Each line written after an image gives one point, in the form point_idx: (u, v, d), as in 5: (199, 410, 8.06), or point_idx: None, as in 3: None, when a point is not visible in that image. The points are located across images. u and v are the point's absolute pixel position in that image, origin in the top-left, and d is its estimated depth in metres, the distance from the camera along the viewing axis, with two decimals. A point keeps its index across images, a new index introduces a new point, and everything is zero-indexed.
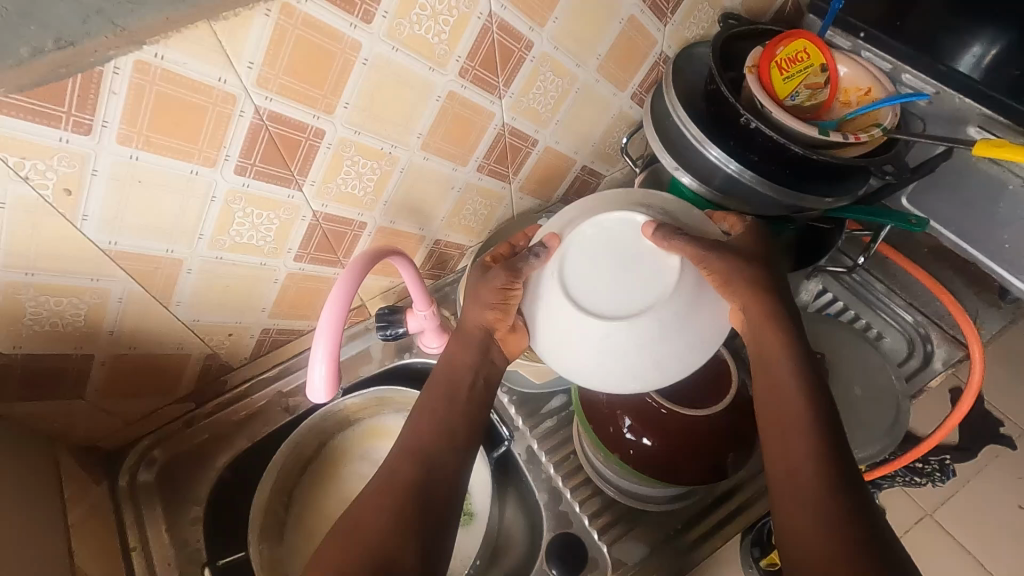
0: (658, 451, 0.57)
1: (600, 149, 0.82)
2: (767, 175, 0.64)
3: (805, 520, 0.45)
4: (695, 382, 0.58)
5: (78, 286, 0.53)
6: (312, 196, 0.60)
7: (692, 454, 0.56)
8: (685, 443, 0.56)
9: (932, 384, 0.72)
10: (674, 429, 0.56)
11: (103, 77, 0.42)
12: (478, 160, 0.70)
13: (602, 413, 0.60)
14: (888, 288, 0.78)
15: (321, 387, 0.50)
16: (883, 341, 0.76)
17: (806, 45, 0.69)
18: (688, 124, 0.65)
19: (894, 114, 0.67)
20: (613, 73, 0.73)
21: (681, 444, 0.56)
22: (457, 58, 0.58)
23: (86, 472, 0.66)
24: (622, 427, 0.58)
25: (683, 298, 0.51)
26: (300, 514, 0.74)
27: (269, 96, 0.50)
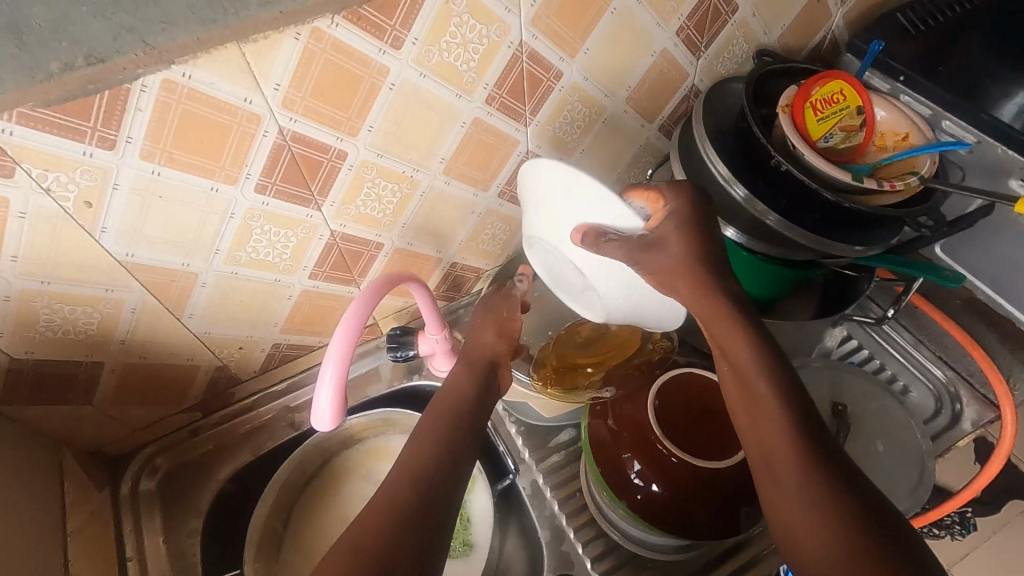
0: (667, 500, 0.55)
1: (624, 179, 0.81)
2: (795, 219, 0.62)
3: (797, 522, 0.42)
4: (708, 429, 0.56)
5: (93, 296, 0.53)
6: (331, 216, 0.60)
7: (704, 503, 0.54)
8: (695, 493, 0.54)
9: (958, 444, 0.69)
10: (685, 479, 0.54)
11: (130, 94, 0.42)
12: (501, 186, 0.69)
13: (610, 455, 0.58)
14: (915, 339, 0.75)
15: (325, 411, 0.49)
16: (909, 395, 0.73)
17: (843, 86, 0.68)
18: (716, 161, 0.63)
19: (932, 163, 0.64)
20: (643, 105, 0.71)
21: (691, 494, 0.54)
22: (485, 86, 0.57)
23: (89, 477, 0.65)
24: (630, 471, 0.56)
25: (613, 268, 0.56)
26: (297, 533, 0.73)
27: (293, 117, 0.50)
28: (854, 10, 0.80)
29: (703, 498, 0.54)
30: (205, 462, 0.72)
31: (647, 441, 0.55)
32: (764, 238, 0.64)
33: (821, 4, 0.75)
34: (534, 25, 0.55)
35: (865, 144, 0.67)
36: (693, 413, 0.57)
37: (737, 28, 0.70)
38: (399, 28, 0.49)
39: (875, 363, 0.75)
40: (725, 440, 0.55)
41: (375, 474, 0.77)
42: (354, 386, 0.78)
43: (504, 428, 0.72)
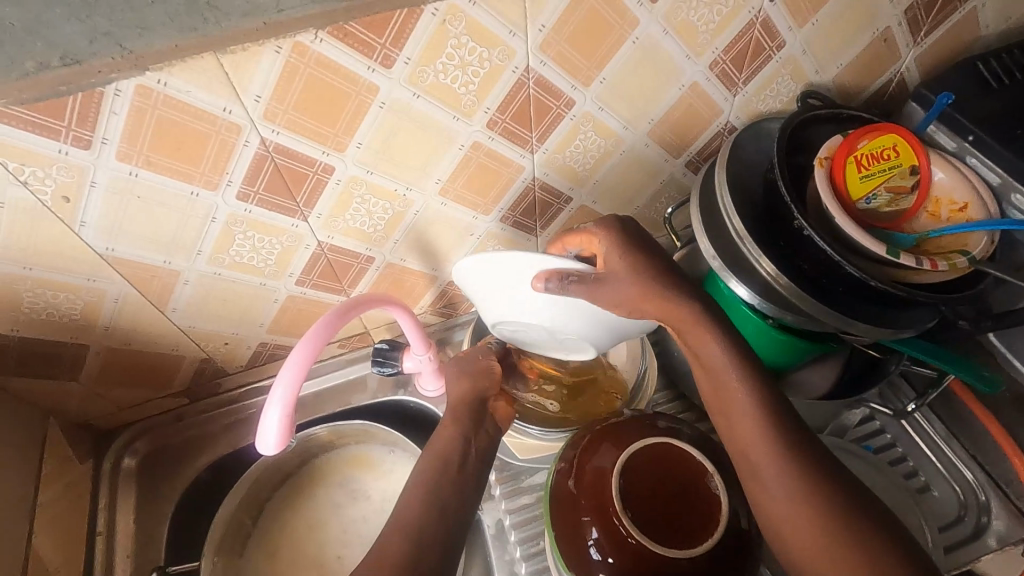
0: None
1: (644, 213, 0.76)
2: (812, 289, 0.55)
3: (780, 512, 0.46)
4: (675, 510, 0.50)
5: (75, 284, 0.54)
6: (318, 228, 0.58)
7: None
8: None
9: (979, 560, 0.61)
10: (643, 565, 0.48)
11: (103, 97, 0.42)
12: (503, 211, 0.66)
13: (571, 517, 0.53)
14: (946, 432, 0.67)
15: (273, 435, 0.48)
16: (930, 494, 0.65)
17: (896, 142, 0.60)
18: (732, 214, 0.58)
19: (989, 242, 0.56)
20: (667, 140, 0.66)
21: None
22: (485, 109, 0.54)
23: (72, 449, 0.68)
24: (589, 540, 0.51)
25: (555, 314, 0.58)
26: (265, 530, 0.73)
27: (276, 129, 0.48)
28: (929, 52, 0.71)
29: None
30: (186, 448, 0.73)
31: (607, 514, 0.51)
32: (775, 304, 0.58)
33: (888, 43, 0.67)
34: (543, 50, 0.51)
35: (913, 210, 0.59)
36: (662, 488, 0.51)
37: (783, 64, 0.64)
38: (389, 46, 0.46)
39: (898, 452, 0.67)
40: (692, 525, 0.50)
41: (351, 482, 0.77)
42: (339, 393, 0.77)
43: None
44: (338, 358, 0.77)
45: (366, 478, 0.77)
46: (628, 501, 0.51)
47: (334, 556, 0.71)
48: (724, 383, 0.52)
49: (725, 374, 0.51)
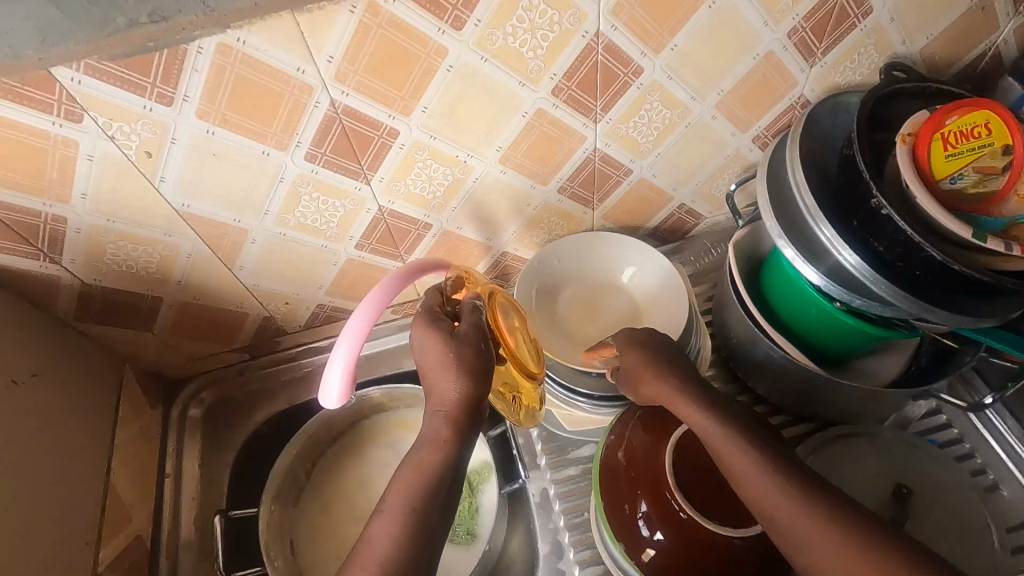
0: (667, 561, 0.50)
1: (705, 189, 0.73)
2: (888, 272, 0.53)
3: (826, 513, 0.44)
4: (727, 488, 0.50)
5: (153, 238, 0.56)
6: (379, 192, 0.59)
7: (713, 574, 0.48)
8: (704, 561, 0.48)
9: None
10: (694, 542, 0.49)
11: (187, 55, 0.43)
12: (561, 182, 0.65)
13: (620, 489, 0.53)
14: (1021, 429, 0.63)
15: (334, 392, 0.49)
16: (997, 492, 0.62)
17: (988, 118, 0.55)
18: (804, 192, 0.56)
19: None
20: (735, 113, 0.64)
21: (696, 560, 0.48)
22: (552, 75, 0.53)
23: (145, 396, 0.72)
24: (638, 512, 0.52)
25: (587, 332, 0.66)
26: (319, 483, 0.77)
27: (346, 91, 0.49)
28: None
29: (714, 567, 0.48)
30: (246, 401, 0.77)
31: (660, 488, 0.51)
32: (846, 287, 0.55)
33: (985, 12, 0.62)
34: (615, 14, 0.50)
35: (1005, 192, 0.54)
36: (715, 468, 0.51)
37: (868, 33, 0.60)
38: (460, 8, 0.45)
39: (965, 447, 0.64)
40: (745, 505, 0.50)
41: (399, 444, 0.79)
42: (391, 357, 0.79)
43: (525, 430, 0.71)
44: (391, 324, 0.79)
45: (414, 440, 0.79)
46: (681, 475, 0.51)
47: None
48: (727, 452, 0.47)
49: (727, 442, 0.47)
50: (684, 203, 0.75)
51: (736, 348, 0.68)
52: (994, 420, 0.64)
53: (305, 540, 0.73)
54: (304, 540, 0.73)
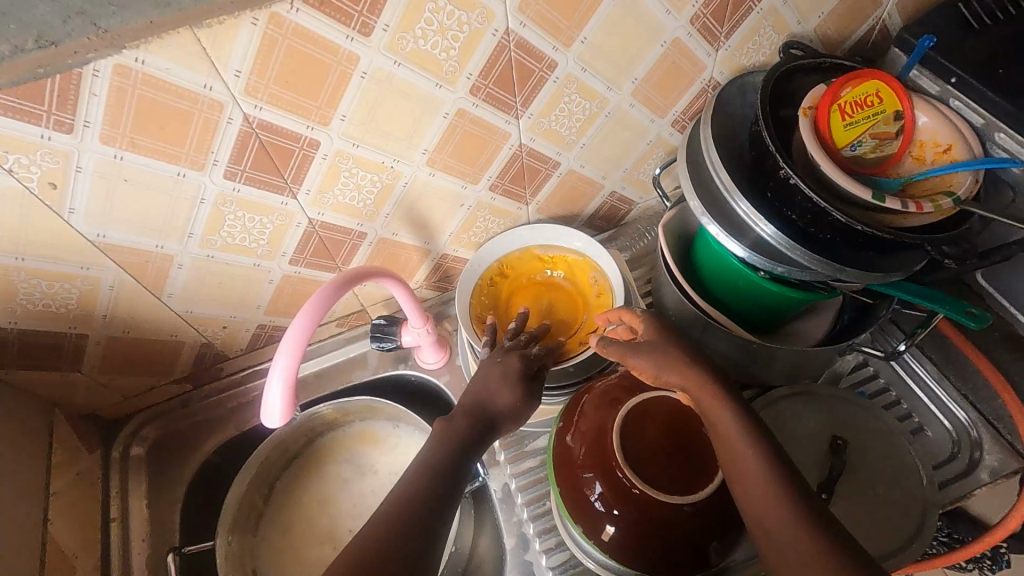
0: (626, 534, 0.52)
1: (633, 175, 0.76)
2: (802, 238, 0.56)
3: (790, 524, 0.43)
4: (675, 459, 0.52)
5: (69, 273, 0.54)
6: (307, 205, 0.59)
7: (668, 540, 0.51)
8: (659, 530, 0.51)
9: (972, 494, 0.63)
10: (648, 514, 0.50)
11: (82, 78, 0.41)
12: (491, 179, 0.66)
13: (574, 475, 0.55)
14: (939, 373, 0.68)
15: (276, 410, 0.48)
16: (923, 434, 0.66)
17: (879, 87, 0.60)
18: (719, 170, 0.58)
19: (973, 180, 0.57)
20: (651, 99, 0.66)
21: (651, 531, 0.51)
22: (468, 75, 0.54)
23: (80, 440, 0.68)
24: (593, 494, 0.53)
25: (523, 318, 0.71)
26: (278, 508, 0.75)
27: (258, 105, 0.48)
28: None
29: (667, 535, 0.51)
30: (192, 432, 0.74)
31: (611, 469, 0.52)
32: (766, 256, 0.58)
33: None
34: (522, 11, 0.51)
35: (899, 154, 0.59)
36: (662, 442, 0.53)
37: (764, 15, 0.63)
38: (366, 13, 0.45)
39: (891, 396, 0.68)
40: (692, 471, 0.51)
41: (359, 458, 0.78)
42: (341, 371, 0.78)
43: None
44: (338, 337, 0.78)
45: (374, 452, 0.79)
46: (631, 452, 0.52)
47: (346, 529, 0.74)
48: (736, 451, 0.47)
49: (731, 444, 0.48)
50: (614, 190, 0.77)
51: None
52: (912, 367, 0.69)
53: (269, 567, 0.71)
54: (268, 567, 0.71)
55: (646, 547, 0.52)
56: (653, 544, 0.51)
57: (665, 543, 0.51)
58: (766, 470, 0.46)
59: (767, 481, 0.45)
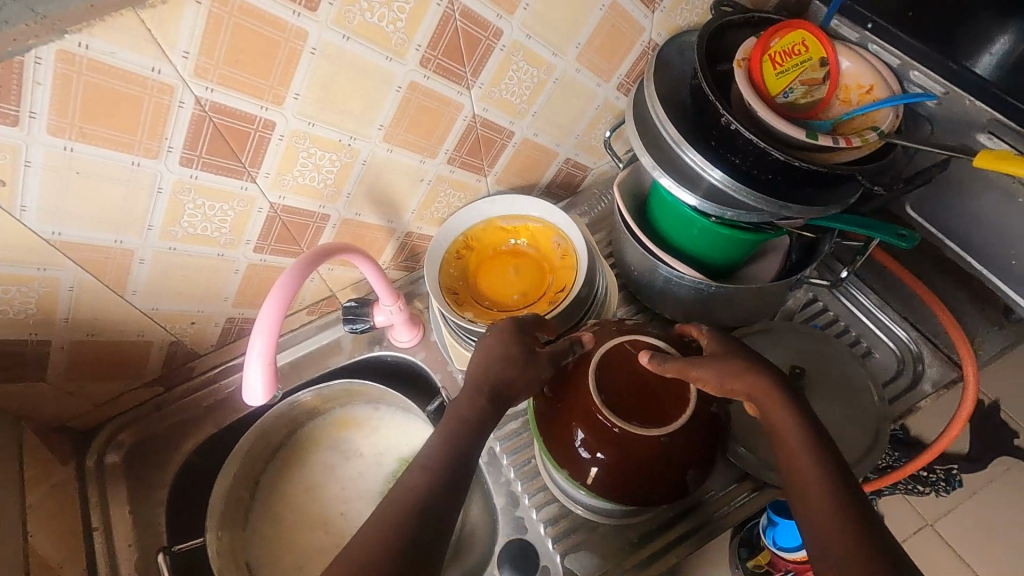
0: (611, 473, 0.55)
1: (585, 141, 0.78)
2: (748, 181, 0.59)
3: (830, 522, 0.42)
4: (649, 395, 0.54)
5: (25, 275, 0.53)
6: (267, 188, 0.59)
7: (651, 471, 0.54)
8: (641, 464, 0.54)
9: (919, 405, 0.68)
10: (629, 450, 0.53)
11: (24, 66, 0.41)
12: (448, 152, 0.67)
13: (557, 424, 0.57)
14: (881, 300, 0.73)
15: (258, 389, 0.49)
16: (871, 357, 0.71)
17: (804, 37, 0.64)
18: (667, 124, 0.61)
19: (894, 116, 0.61)
20: (596, 63, 0.69)
21: (634, 466, 0.54)
22: (416, 47, 0.55)
23: (52, 452, 0.67)
24: (576, 441, 0.55)
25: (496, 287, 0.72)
26: (265, 500, 0.75)
27: (209, 86, 0.48)
28: None
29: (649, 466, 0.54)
30: (169, 435, 0.73)
31: (587, 416, 0.54)
32: (717, 202, 0.61)
33: None
34: None
35: (827, 98, 0.64)
36: (638, 383, 0.54)
37: None
38: None
39: (840, 325, 0.73)
40: (665, 404, 0.54)
41: (343, 443, 0.79)
42: (316, 358, 0.78)
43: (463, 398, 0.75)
44: (309, 326, 0.78)
45: (357, 436, 0.79)
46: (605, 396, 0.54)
47: (337, 512, 0.74)
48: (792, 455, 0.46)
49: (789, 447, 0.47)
50: (569, 157, 0.79)
51: (637, 280, 0.74)
52: (857, 297, 0.74)
53: (261, 558, 0.71)
54: (261, 559, 0.71)
55: (631, 481, 0.55)
56: (637, 477, 0.55)
57: (649, 474, 0.54)
58: (816, 466, 0.45)
59: (825, 486, 0.44)
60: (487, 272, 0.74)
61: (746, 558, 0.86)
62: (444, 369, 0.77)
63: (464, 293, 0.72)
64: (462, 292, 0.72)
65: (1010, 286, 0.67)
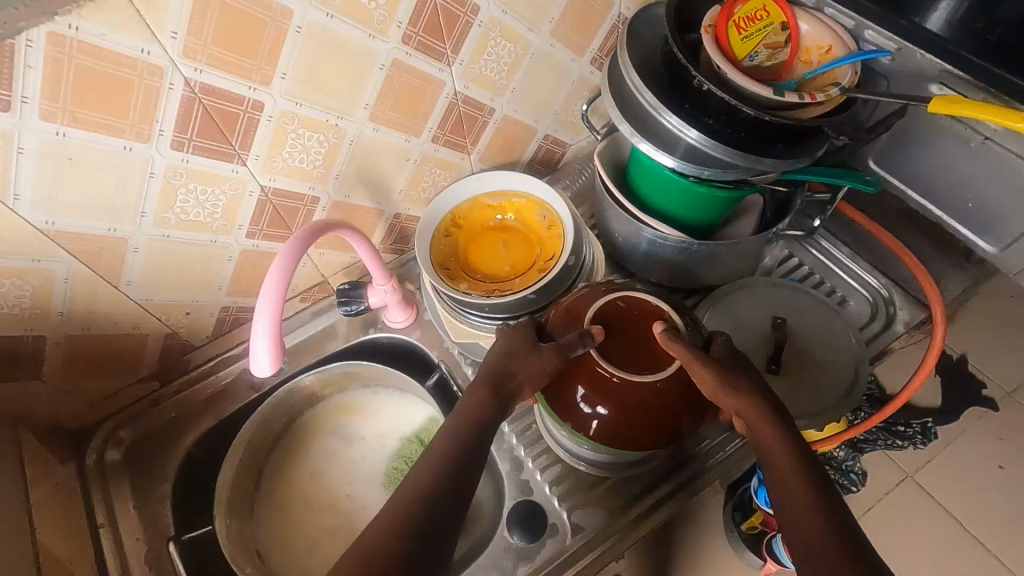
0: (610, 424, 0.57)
1: (563, 116, 0.81)
2: (723, 140, 0.62)
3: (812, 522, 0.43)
4: (644, 345, 0.57)
5: (19, 267, 0.52)
6: (258, 171, 0.59)
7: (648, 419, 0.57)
8: (638, 413, 0.56)
9: (893, 346, 0.72)
10: (627, 400, 0.56)
11: (16, 50, 0.41)
12: (433, 131, 0.69)
13: (556, 383, 0.59)
14: (852, 251, 0.77)
15: (265, 363, 0.50)
16: (846, 305, 0.75)
17: (765, 3, 0.67)
18: (643, 90, 0.64)
19: (854, 72, 0.65)
20: (570, 38, 0.71)
21: (635, 414, 0.56)
22: (398, 24, 0.57)
23: (50, 453, 0.66)
24: (577, 396, 0.57)
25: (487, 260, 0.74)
26: (270, 488, 0.75)
27: (199, 67, 0.49)
28: None
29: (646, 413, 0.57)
30: (168, 429, 0.73)
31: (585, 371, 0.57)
32: (694, 163, 0.64)
33: None
34: None
35: (790, 60, 0.67)
36: (633, 336, 0.57)
37: None
38: None
39: (816, 278, 0.77)
40: (655, 352, 0.57)
41: (344, 428, 0.80)
42: (312, 344, 0.79)
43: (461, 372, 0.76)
44: (303, 313, 0.78)
45: (358, 420, 0.80)
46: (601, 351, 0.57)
47: (343, 494, 0.75)
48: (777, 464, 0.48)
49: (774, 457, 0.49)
50: (548, 133, 0.82)
51: (622, 246, 0.76)
52: (829, 250, 0.78)
53: (271, 544, 0.72)
54: (270, 545, 0.72)
55: (630, 430, 0.57)
56: (636, 427, 0.57)
57: (646, 422, 0.57)
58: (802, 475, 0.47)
59: (809, 493, 0.45)
60: (475, 249, 0.75)
61: (740, 523, 0.79)
62: (439, 346, 0.78)
63: (459, 270, 0.74)
64: (456, 267, 0.74)
65: (969, 228, 0.71)
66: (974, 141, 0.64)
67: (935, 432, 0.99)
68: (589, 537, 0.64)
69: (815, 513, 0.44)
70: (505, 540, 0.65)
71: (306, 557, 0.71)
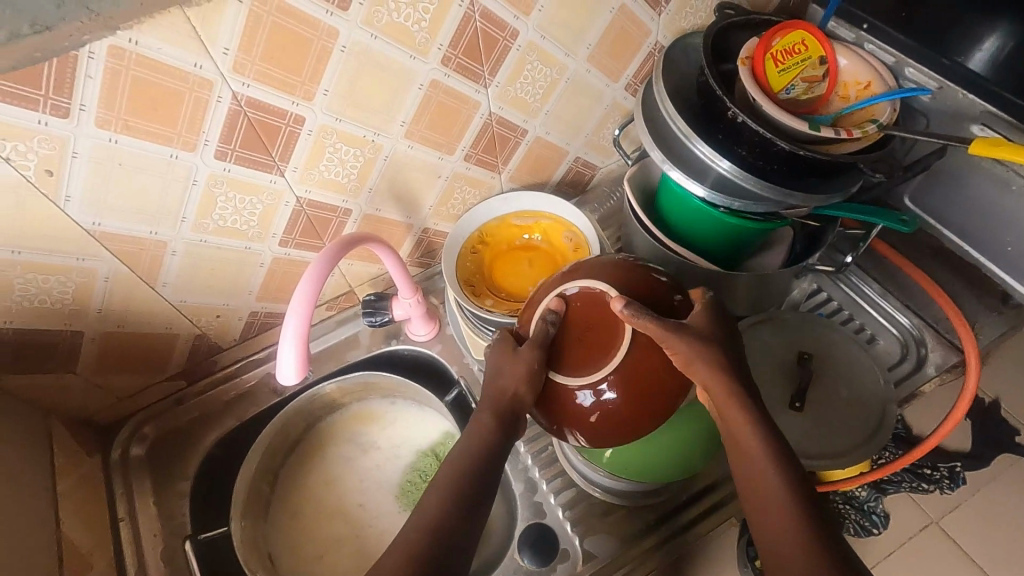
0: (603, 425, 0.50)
1: (594, 140, 0.81)
2: (755, 172, 0.62)
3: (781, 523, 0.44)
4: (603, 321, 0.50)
5: (65, 265, 0.55)
6: (295, 182, 0.61)
7: (652, 405, 0.49)
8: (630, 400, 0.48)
9: (923, 389, 0.70)
10: (633, 380, 0.48)
11: (78, 61, 0.43)
12: (465, 149, 0.70)
13: (549, 406, 0.50)
14: (884, 289, 0.76)
15: (290, 371, 0.51)
16: (875, 343, 0.73)
17: (805, 36, 0.67)
18: (676, 118, 0.64)
19: (892, 110, 0.65)
20: (605, 63, 0.72)
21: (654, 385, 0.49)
22: (439, 46, 0.58)
23: (79, 445, 0.68)
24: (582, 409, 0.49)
25: (509, 279, 0.75)
26: (285, 492, 0.76)
27: (246, 82, 0.51)
28: None
29: (663, 440, 0.57)
30: (191, 428, 0.75)
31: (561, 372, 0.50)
32: (725, 192, 0.64)
33: None
34: None
35: (827, 94, 0.67)
36: (588, 320, 0.50)
37: None
38: None
39: (845, 314, 0.76)
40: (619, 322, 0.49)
41: (360, 436, 0.80)
42: (334, 352, 0.80)
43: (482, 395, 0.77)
44: (327, 321, 0.79)
45: (374, 430, 0.81)
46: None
47: (356, 504, 0.75)
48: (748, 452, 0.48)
49: (745, 446, 0.48)
50: (578, 156, 0.82)
51: None
52: (860, 287, 0.77)
53: (283, 549, 0.73)
54: (282, 550, 0.72)
55: (636, 422, 0.49)
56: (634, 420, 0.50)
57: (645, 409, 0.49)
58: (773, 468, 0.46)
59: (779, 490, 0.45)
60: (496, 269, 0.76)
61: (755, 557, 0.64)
62: (459, 361, 0.79)
63: (481, 287, 0.74)
64: (479, 285, 0.74)
65: (1007, 272, 0.69)
66: (1016, 184, 0.62)
67: (963, 478, 0.91)
68: (601, 566, 0.63)
69: (786, 509, 0.44)
70: (515, 562, 0.64)
71: (316, 565, 0.72)
